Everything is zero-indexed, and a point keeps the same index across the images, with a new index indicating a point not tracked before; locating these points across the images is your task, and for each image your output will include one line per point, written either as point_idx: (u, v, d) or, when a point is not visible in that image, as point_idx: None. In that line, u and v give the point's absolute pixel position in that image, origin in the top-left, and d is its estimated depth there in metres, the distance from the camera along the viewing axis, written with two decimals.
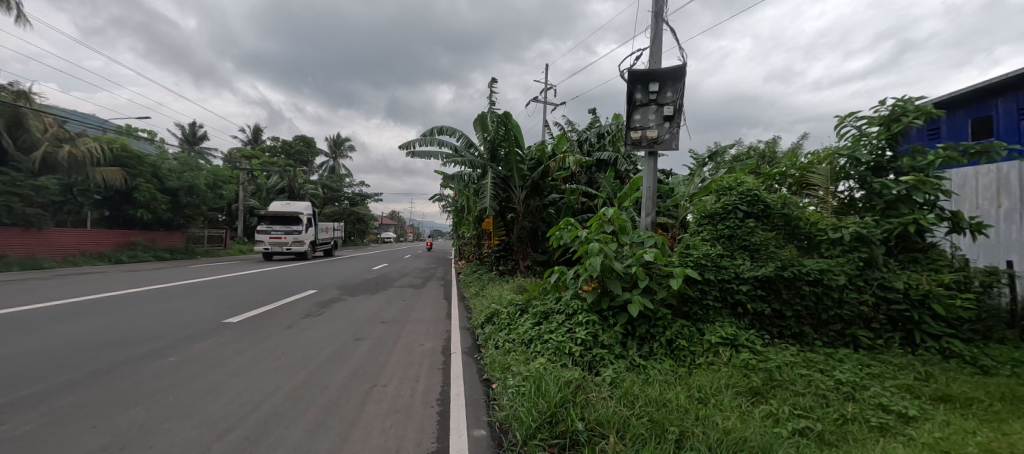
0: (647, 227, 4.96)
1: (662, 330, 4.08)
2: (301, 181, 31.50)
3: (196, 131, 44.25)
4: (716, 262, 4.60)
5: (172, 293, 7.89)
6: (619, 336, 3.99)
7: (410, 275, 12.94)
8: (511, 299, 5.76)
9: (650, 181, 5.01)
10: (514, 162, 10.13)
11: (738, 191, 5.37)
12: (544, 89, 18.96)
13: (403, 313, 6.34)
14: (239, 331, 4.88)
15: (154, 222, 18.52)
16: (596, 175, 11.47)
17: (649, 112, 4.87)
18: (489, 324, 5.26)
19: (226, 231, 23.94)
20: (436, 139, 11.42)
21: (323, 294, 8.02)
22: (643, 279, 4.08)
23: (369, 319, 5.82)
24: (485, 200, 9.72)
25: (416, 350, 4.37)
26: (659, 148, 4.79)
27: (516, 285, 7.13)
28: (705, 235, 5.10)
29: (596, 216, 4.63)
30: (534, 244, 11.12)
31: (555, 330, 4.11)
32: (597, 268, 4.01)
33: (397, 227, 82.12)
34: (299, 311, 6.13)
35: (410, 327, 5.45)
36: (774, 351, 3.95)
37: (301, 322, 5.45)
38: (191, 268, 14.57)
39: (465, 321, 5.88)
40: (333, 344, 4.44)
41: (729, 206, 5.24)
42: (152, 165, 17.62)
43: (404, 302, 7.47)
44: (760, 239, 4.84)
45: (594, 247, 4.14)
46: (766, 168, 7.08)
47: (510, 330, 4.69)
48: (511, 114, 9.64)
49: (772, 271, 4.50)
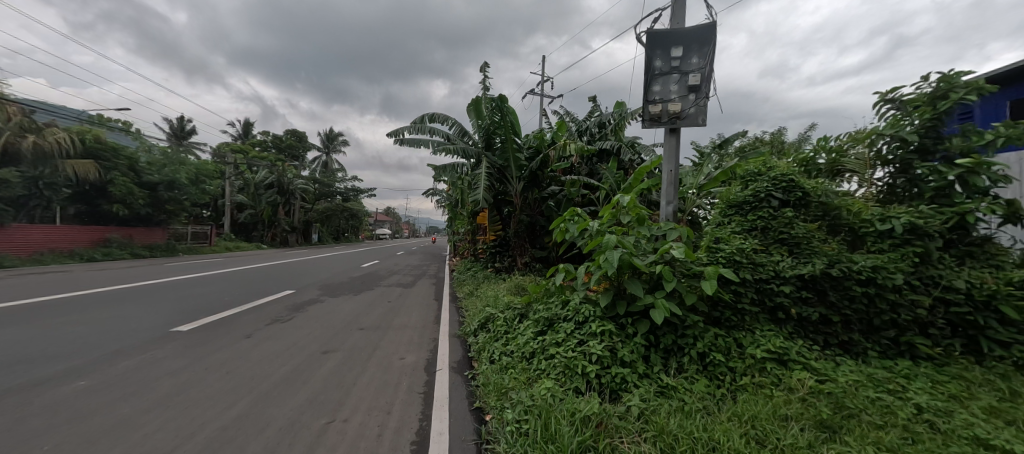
0: (668, 218, 4.19)
1: (692, 341, 3.36)
2: (291, 176, 30.52)
3: (183, 124, 42.99)
4: (751, 258, 3.88)
5: (130, 295, 7.07)
6: (642, 350, 3.26)
7: (401, 273, 12.18)
8: (508, 301, 5.02)
9: (672, 164, 4.26)
10: (510, 151, 9.40)
11: (769, 176, 4.64)
12: (541, 80, 18.27)
13: (385, 317, 5.58)
14: (185, 342, 4.11)
15: (132, 218, 17.55)
16: (598, 165, 10.72)
17: (671, 82, 4.12)
18: (483, 331, 4.53)
19: (210, 227, 22.98)
20: (427, 126, 10.60)
21: (301, 295, 7.24)
22: (670, 280, 3.36)
23: (345, 325, 5.05)
24: (480, 191, 8.92)
25: (394, 365, 3.62)
26: (683, 124, 4.09)
27: (513, 284, 6.39)
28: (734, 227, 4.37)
29: (608, 204, 3.91)
30: (532, 239, 10.29)
31: (563, 342, 3.38)
32: (615, 266, 3.30)
33: (392, 223, 80.99)
34: (266, 317, 5.36)
35: (392, 334, 4.69)
36: (830, 367, 3.24)
37: (264, 330, 4.69)
38: (167, 266, 13.69)
39: (456, 326, 5.13)
40: (294, 358, 3.68)
41: (761, 193, 4.53)
42: (129, 158, 16.70)
43: (389, 304, 6.71)
44: (801, 231, 4.11)
45: (610, 240, 3.44)
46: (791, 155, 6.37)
47: (508, 339, 3.97)
48: (507, 98, 8.87)
49: (818, 269, 3.78)
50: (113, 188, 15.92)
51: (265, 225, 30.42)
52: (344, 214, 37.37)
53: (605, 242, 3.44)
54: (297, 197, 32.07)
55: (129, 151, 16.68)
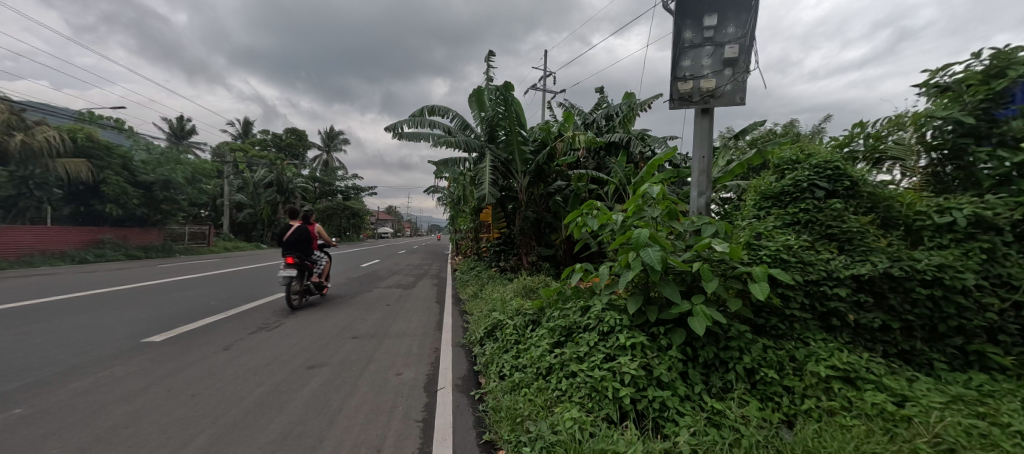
0: (700, 212, 3.67)
1: (738, 355, 2.86)
2: (290, 175, 30.04)
3: (182, 125, 42.46)
4: (798, 255, 3.37)
5: (111, 298, 6.61)
6: (679, 366, 2.77)
7: (402, 273, 11.68)
8: (517, 306, 4.52)
9: (704, 149, 3.74)
10: (515, 143, 8.88)
11: (812, 164, 4.15)
12: (544, 75, 17.77)
13: (383, 323, 5.09)
14: (153, 357, 3.64)
15: (126, 218, 17.13)
16: (607, 158, 10.16)
17: (703, 55, 3.61)
18: (490, 340, 4.04)
19: (207, 227, 22.53)
20: (428, 119, 10.11)
21: (294, 299, 6.77)
22: (711, 280, 2.87)
23: (337, 333, 4.56)
24: (484, 186, 8.42)
25: (389, 383, 3.13)
26: (717, 104, 3.58)
27: (521, 287, 5.88)
28: (774, 221, 3.86)
29: (635, 195, 3.44)
30: (538, 236, 9.75)
31: (587, 356, 2.88)
32: (656, 266, 2.88)
33: (394, 222, 80.40)
34: (252, 323, 4.89)
35: (390, 344, 4.20)
36: (904, 384, 2.72)
37: (246, 340, 4.21)
38: (161, 267, 13.27)
39: (459, 334, 4.64)
40: (273, 376, 3.20)
41: (804, 183, 4.01)
42: (122, 156, 16.28)
43: (388, 307, 6.22)
44: (856, 225, 3.58)
45: (643, 236, 3.02)
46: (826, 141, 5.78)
47: (519, 350, 3.48)
48: (511, 86, 8.36)
49: (877, 268, 3.27)
50: (105, 188, 15.47)
51: (265, 225, 29.95)
52: (346, 213, 36.88)
53: (638, 238, 3.02)
54: (296, 196, 31.57)
55: (123, 149, 16.27)
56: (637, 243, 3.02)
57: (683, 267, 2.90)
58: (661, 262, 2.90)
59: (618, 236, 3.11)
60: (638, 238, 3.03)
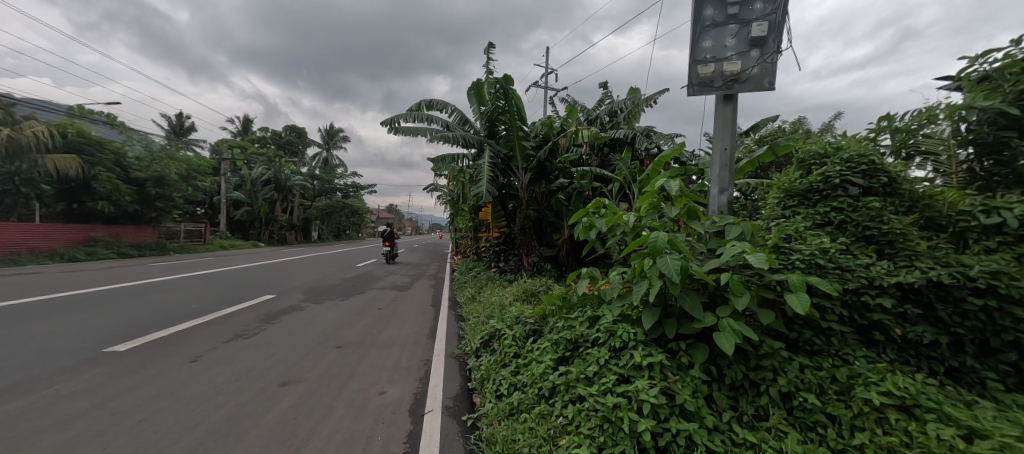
0: (722, 211, 3.28)
1: (771, 376, 2.47)
2: (288, 172, 29.63)
3: (182, 122, 42.04)
4: (835, 260, 2.99)
5: (87, 300, 6.23)
6: (704, 389, 2.40)
7: (398, 274, 11.29)
8: (517, 313, 4.13)
9: (727, 140, 3.33)
10: (516, 139, 8.50)
11: (844, 160, 3.76)
12: (546, 71, 17.35)
13: (371, 329, 4.70)
14: (110, 370, 3.26)
15: (119, 215, 16.76)
16: (611, 155, 9.75)
17: (726, 35, 3.22)
18: (486, 351, 3.67)
19: (204, 225, 22.16)
20: (426, 114, 9.72)
21: (281, 301, 6.39)
22: (741, 294, 2.55)
23: (321, 341, 4.18)
24: (482, 183, 8.03)
25: (370, 406, 2.75)
26: (742, 90, 3.20)
27: (521, 291, 5.48)
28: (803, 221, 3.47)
29: (649, 193, 3.05)
30: (539, 235, 9.34)
31: (596, 376, 2.50)
32: (677, 278, 2.55)
33: (394, 221, 79.84)
34: (229, 330, 4.51)
35: (376, 355, 3.80)
36: (969, 413, 2.31)
37: (218, 350, 3.83)
38: (152, 266, 12.91)
39: (452, 343, 4.25)
40: (239, 395, 2.82)
41: (836, 179, 3.61)
42: (114, 152, 15.92)
43: (379, 311, 5.84)
44: (900, 227, 3.18)
45: (660, 241, 2.68)
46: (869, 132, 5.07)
47: (519, 365, 3.11)
48: (511, 78, 7.97)
49: (926, 276, 2.88)
50: (97, 185, 15.09)
51: (262, 223, 29.51)
52: (345, 211, 36.51)
53: (655, 243, 2.69)
54: (295, 194, 31.17)
55: (115, 145, 15.92)
56: (654, 250, 2.69)
57: (708, 278, 2.55)
58: (682, 272, 2.56)
59: (632, 242, 2.77)
60: (655, 244, 2.70)
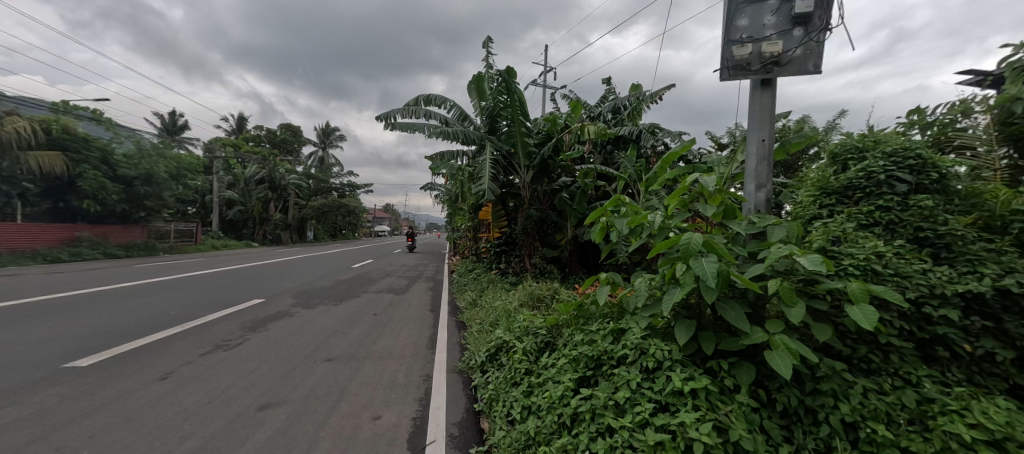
0: (760, 210, 2.92)
1: (833, 404, 2.11)
2: (282, 171, 29.07)
3: (175, 120, 41.29)
4: (891, 265, 2.64)
5: (61, 306, 5.81)
6: (754, 419, 2.04)
7: (394, 276, 10.88)
8: (525, 323, 3.75)
9: (765, 130, 2.96)
10: (518, 135, 8.13)
11: (888, 154, 3.42)
12: (547, 68, 16.98)
13: (365, 338, 4.31)
14: (67, 390, 2.86)
15: (106, 214, 16.23)
16: (616, 153, 9.38)
17: (765, 12, 2.86)
18: (492, 366, 3.29)
19: (195, 225, 21.62)
20: (423, 109, 9.31)
21: (270, 306, 5.97)
22: (795, 305, 2.17)
23: (309, 353, 3.78)
24: (483, 181, 7.63)
25: (362, 435, 2.37)
26: (782, 74, 2.85)
27: (527, 296, 5.10)
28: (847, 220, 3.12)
29: (679, 188, 2.68)
30: (541, 236, 8.88)
31: (627, 403, 2.14)
32: (714, 283, 2.15)
33: (391, 220, 79.16)
34: (208, 340, 4.11)
35: (369, 370, 3.42)
36: None
37: (193, 365, 3.43)
38: (138, 267, 12.41)
39: (454, 354, 3.86)
40: (210, 423, 2.43)
41: (881, 176, 3.27)
42: (101, 149, 15.39)
43: (375, 317, 5.45)
44: (960, 228, 2.84)
45: (694, 242, 2.30)
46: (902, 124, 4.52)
47: (531, 384, 2.74)
48: (514, 71, 7.59)
49: (999, 282, 2.49)
50: (82, 183, 14.56)
51: (256, 223, 28.89)
52: (341, 211, 35.99)
53: (689, 244, 2.31)
54: (289, 193, 30.61)
55: (102, 142, 15.39)
56: (687, 253, 2.30)
57: (752, 285, 2.15)
58: (721, 277, 2.16)
59: (659, 244, 2.40)
60: (687, 245, 2.31)
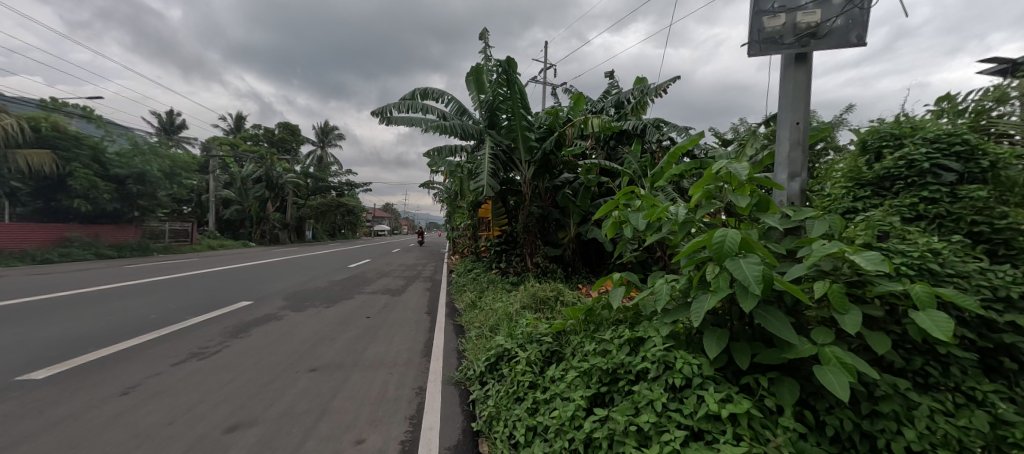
0: (794, 203, 2.58)
1: (896, 429, 1.78)
2: (279, 170, 28.67)
3: (173, 119, 40.94)
4: (948, 264, 2.31)
5: (36, 309, 5.49)
6: (805, 449, 1.72)
7: (392, 276, 10.54)
8: (528, 329, 3.42)
9: (801, 113, 2.63)
10: (518, 129, 7.79)
11: (932, 141, 3.10)
12: (549, 64, 16.63)
13: (354, 344, 3.97)
14: (13, 408, 2.54)
15: (98, 214, 15.91)
16: (619, 148, 8.97)
17: None
18: (492, 378, 2.97)
19: (190, 224, 21.27)
20: (420, 103, 8.95)
21: (257, 309, 5.64)
22: (846, 311, 1.87)
23: (293, 362, 3.46)
24: (483, 176, 7.29)
25: None
26: (820, 47, 2.52)
27: (528, 299, 4.76)
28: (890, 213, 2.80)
29: (704, 179, 2.40)
30: (544, 234, 8.50)
31: (652, 429, 1.81)
32: (757, 290, 1.82)
33: (391, 220, 78.66)
34: (185, 347, 3.79)
35: (356, 381, 3.08)
36: None
37: (161, 376, 3.10)
38: (128, 268, 12.04)
39: (451, 363, 3.53)
40: (167, 449, 2.11)
41: (925, 164, 2.96)
42: (93, 147, 15.06)
43: (368, 321, 5.13)
44: (1022, 221, 2.50)
45: (729, 242, 1.98)
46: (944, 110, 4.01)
47: (536, 402, 2.41)
48: (514, 62, 7.25)
49: None
50: (72, 181, 14.23)
51: (253, 223, 28.50)
52: (340, 210, 35.64)
53: (723, 244, 1.99)
54: (287, 193, 30.21)
55: (93, 139, 15.06)
56: (722, 254, 1.99)
57: (800, 292, 1.85)
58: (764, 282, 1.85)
59: (687, 243, 2.09)
60: (722, 245, 2.00)
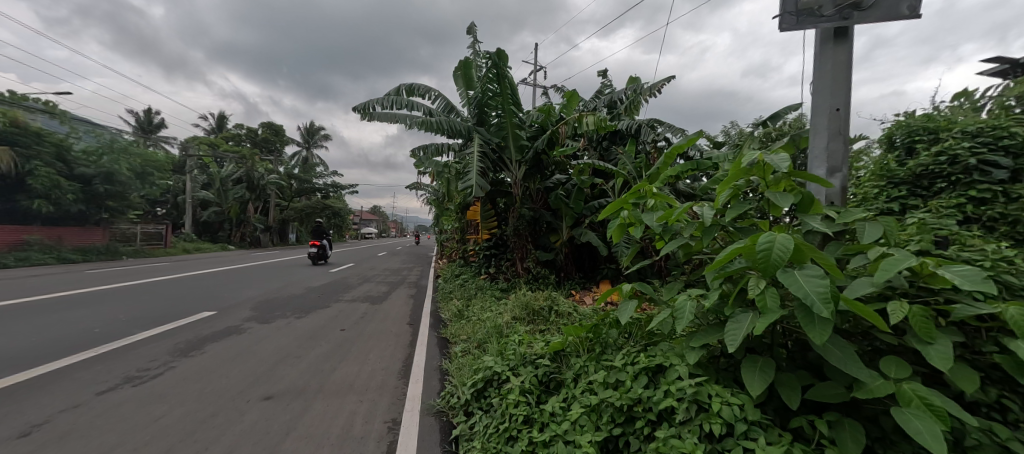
0: (834, 203, 2.21)
1: None
2: (261, 171, 27.74)
3: (151, 118, 39.53)
4: None
5: None
6: None
7: (374, 281, 9.98)
8: (521, 347, 2.98)
9: (841, 97, 2.24)
10: (509, 126, 7.34)
11: (974, 135, 2.78)
12: (539, 64, 16.24)
13: (321, 365, 3.47)
14: None
15: (61, 216, 15.00)
16: (613, 148, 8.50)
17: None
18: (480, 408, 2.52)
19: (165, 227, 20.32)
20: (406, 99, 8.45)
21: (219, 321, 5.07)
22: (932, 340, 1.50)
23: (245, 387, 2.95)
24: (471, 176, 6.82)
25: None
26: (865, 20, 2.14)
27: (519, 309, 4.31)
28: (942, 212, 2.45)
29: (731, 176, 2.03)
30: (535, 237, 8.05)
31: None
32: (825, 312, 1.44)
33: (378, 223, 77.59)
34: (121, 369, 3.25)
35: (318, 413, 2.59)
36: None
37: (80, 410, 2.57)
38: (89, 273, 11.19)
39: (433, 386, 3.07)
40: None
41: (972, 160, 2.62)
42: (56, 144, 14.17)
43: (342, 334, 4.63)
44: None
45: (779, 251, 1.64)
46: (970, 104, 3.71)
47: (533, 445, 1.96)
48: (505, 54, 6.82)
49: None
50: (32, 181, 13.30)
51: (233, 225, 27.48)
52: (326, 212, 34.81)
53: (770, 255, 1.65)
54: (269, 194, 29.29)
55: (56, 136, 14.15)
56: (769, 267, 1.65)
57: (878, 316, 1.51)
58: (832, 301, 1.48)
59: (721, 253, 1.75)
60: (768, 256, 1.66)
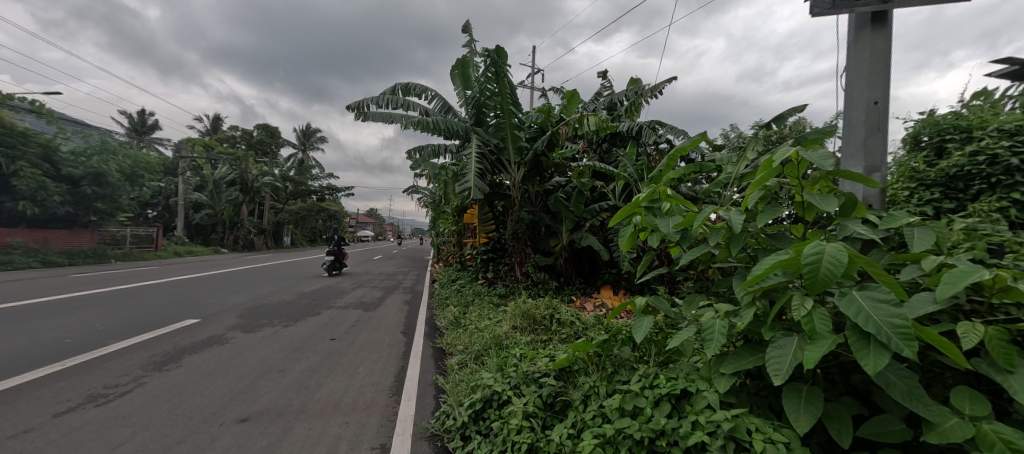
0: (872, 205, 2.07)
1: None
2: (256, 173, 27.40)
3: (144, 119, 39.00)
4: None
5: None
6: None
7: (369, 286, 9.70)
8: (522, 363, 2.74)
9: (880, 91, 2.06)
10: (507, 127, 7.10)
11: (1013, 133, 2.57)
12: (538, 67, 16.08)
13: (306, 381, 3.20)
14: None
15: (47, 219, 14.59)
16: (613, 150, 8.26)
17: None
18: (478, 434, 2.27)
19: (156, 229, 19.92)
20: (402, 99, 8.20)
21: (200, 330, 4.78)
22: (1013, 368, 1.27)
23: (220, 407, 2.69)
24: (469, 178, 6.57)
25: None
26: (905, 4, 1.97)
27: (519, 318, 4.06)
28: (994, 212, 2.23)
29: (765, 175, 1.81)
30: (533, 241, 7.77)
31: None
32: (905, 351, 1.23)
33: (375, 226, 77.28)
34: (85, 386, 2.97)
35: (299, 436, 2.34)
36: None
37: (31, 435, 2.29)
38: (72, 276, 10.78)
39: (427, 404, 2.83)
40: None
41: (1015, 159, 2.42)
42: (43, 145, 13.77)
43: (330, 344, 4.37)
44: None
45: (831, 268, 1.41)
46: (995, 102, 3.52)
47: None
48: (504, 52, 6.61)
49: None
50: (16, 182, 12.87)
51: (226, 227, 27.04)
52: (322, 215, 34.50)
53: (819, 270, 1.43)
54: (264, 196, 28.92)
55: (43, 137, 13.75)
56: (818, 282, 1.43)
57: (949, 342, 1.29)
58: (909, 335, 1.26)
59: (759, 269, 1.52)
60: (817, 271, 1.44)
